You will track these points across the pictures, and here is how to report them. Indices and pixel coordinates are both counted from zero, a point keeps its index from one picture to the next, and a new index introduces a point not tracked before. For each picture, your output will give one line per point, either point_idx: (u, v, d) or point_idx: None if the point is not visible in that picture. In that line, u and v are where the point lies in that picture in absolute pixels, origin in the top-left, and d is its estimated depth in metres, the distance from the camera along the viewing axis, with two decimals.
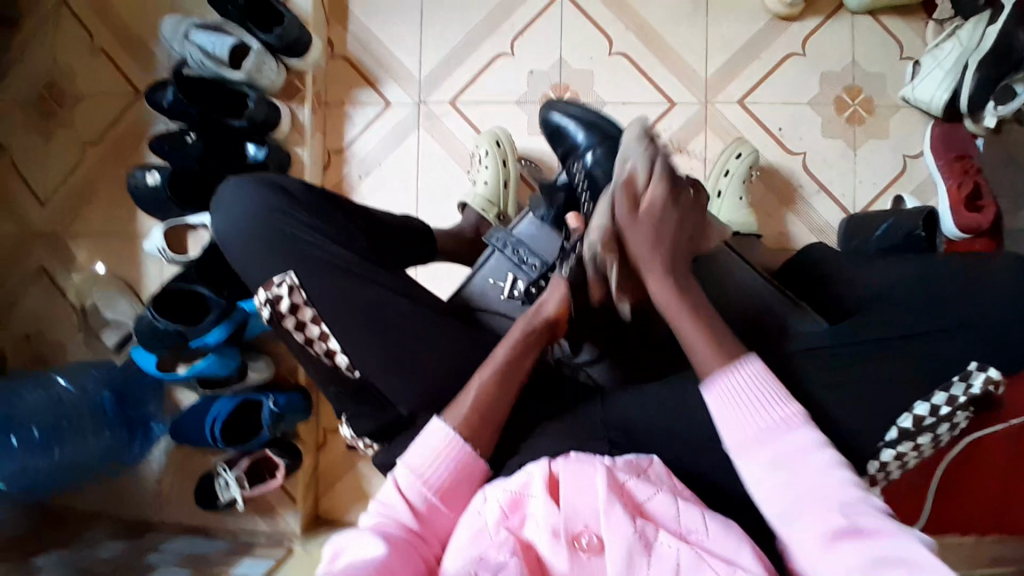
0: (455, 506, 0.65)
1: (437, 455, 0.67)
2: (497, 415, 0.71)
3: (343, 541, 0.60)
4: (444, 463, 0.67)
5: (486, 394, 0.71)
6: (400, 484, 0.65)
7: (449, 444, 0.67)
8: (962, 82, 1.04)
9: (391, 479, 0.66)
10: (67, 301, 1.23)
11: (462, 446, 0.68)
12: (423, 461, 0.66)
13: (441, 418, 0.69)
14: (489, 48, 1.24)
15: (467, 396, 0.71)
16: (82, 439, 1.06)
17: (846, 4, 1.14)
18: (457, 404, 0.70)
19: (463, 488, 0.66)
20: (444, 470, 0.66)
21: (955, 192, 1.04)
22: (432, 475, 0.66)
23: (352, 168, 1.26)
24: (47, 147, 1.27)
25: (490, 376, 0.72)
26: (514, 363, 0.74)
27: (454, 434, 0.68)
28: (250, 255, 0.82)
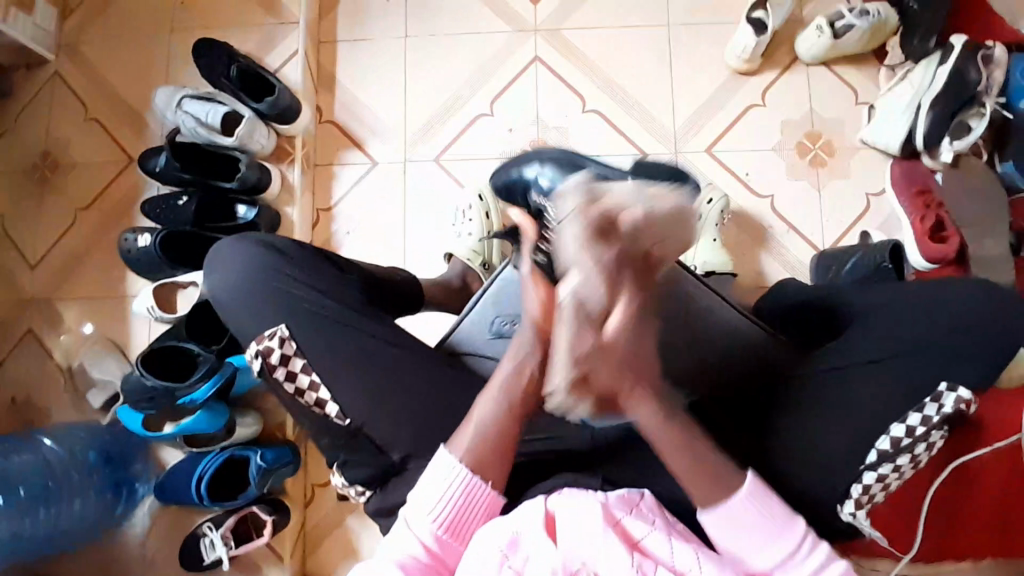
0: (462, 537, 0.69)
1: (443, 490, 0.68)
2: (508, 434, 0.71)
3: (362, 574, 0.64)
4: (450, 500, 0.68)
5: (491, 420, 0.71)
6: (411, 523, 0.68)
7: (457, 480, 0.68)
8: (917, 122, 1.12)
9: (404, 520, 0.69)
10: (53, 364, 1.23)
11: (472, 479, 0.69)
12: (432, 503, 0.68)
13: (450, 448, 0.70)
14: (470, 109, 1.31)
15: (471, 427, 0.70)
16: (67, 501, 1.10)
17: (800, 57, 1.23)
18: (462, 431, 0.71)
19: (471, 521, 0.69)
20: (450, 506, 0.68)
21: (918, 225, 1.09)
22: (440, 511, 0.68)
23: (340, 225, 1.30)
24: (40, 214, 1.30)
25: (495, 398, 0.71)
26: (516, 381, 0.72)
27: (462, 465, 0.69)
28: (239, 306, 0.84)
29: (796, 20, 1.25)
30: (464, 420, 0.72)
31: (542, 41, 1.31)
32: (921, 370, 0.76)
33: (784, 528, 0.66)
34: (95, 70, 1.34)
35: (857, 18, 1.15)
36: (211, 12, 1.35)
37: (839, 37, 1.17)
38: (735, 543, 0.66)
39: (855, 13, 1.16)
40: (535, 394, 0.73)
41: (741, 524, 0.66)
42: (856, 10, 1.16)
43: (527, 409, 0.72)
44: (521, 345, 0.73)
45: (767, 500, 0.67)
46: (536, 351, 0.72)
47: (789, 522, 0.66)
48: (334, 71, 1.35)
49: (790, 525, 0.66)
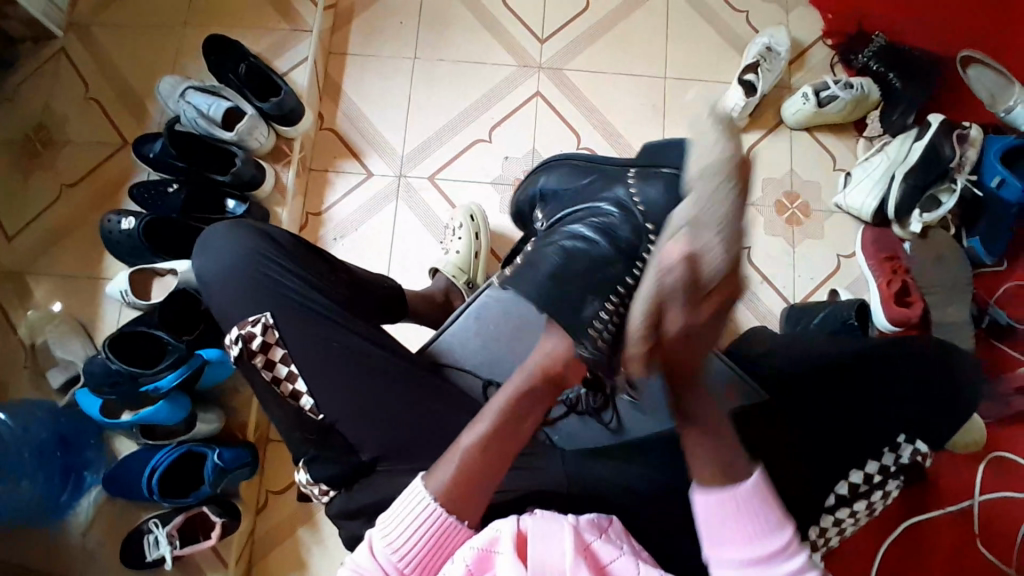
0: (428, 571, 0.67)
1: (412, 522, 0.67)
2: (492, 469, 0.69)
3: None
4: (419, 534, 0.66)
5: (473, 452, 0.69)
6: (376, 551, 0.67)
7: (430, 511, 0.67)
8: (890, 191, 1.19)
9: (369, 541, 0.68)
10: (15, 338, 1.19)
11: (445, 515, 0.67)
12: (400, 529, 0.66)
13: (423, 481, 0.68)
14: (469, 133, 1.35)
15: (454, 457, 0.69)
16: (14, 480, 1.03)
17: (786, 120, 1.30)
18: (440, 468, 0.68)
19: (439, 551, 0.67)
20: (417, 541, 0.66)
21: (884, 289, 1.15)
22: (406, 546, 0.66)
23: (328, 230, 1.31)
24: (24, 185, 1.28)
25: (481, 433, 0.70)
26: (507, 424, 0.71)
27: (434, 501, 0.67)
28: (227, 291, 0.85)
29: (785, 86, 1.33)
30: (450, 446, 0.70)
31: (545, 78, 1.37)
32: (878, 420, 0.80)
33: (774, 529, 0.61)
34: (100, 51, 1.35)
35: (842, 90, 1.23)
36: (226, 10, 1.38)
37: (823, 106, 1.25)
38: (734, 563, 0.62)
39: (840, 86, 1.24)
40: (529, 429, 0.73)
41: (729, 515, 0.62)
42: (841, 83, 1.25)
43: (512, 448, 0.71)
44: (521, 382, 0.73)
45: (766, 501, 0.62)
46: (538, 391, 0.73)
47: (780, 528, 0.61)
48: (340, 82, 1.38)
49: (777, 532, 0.62)
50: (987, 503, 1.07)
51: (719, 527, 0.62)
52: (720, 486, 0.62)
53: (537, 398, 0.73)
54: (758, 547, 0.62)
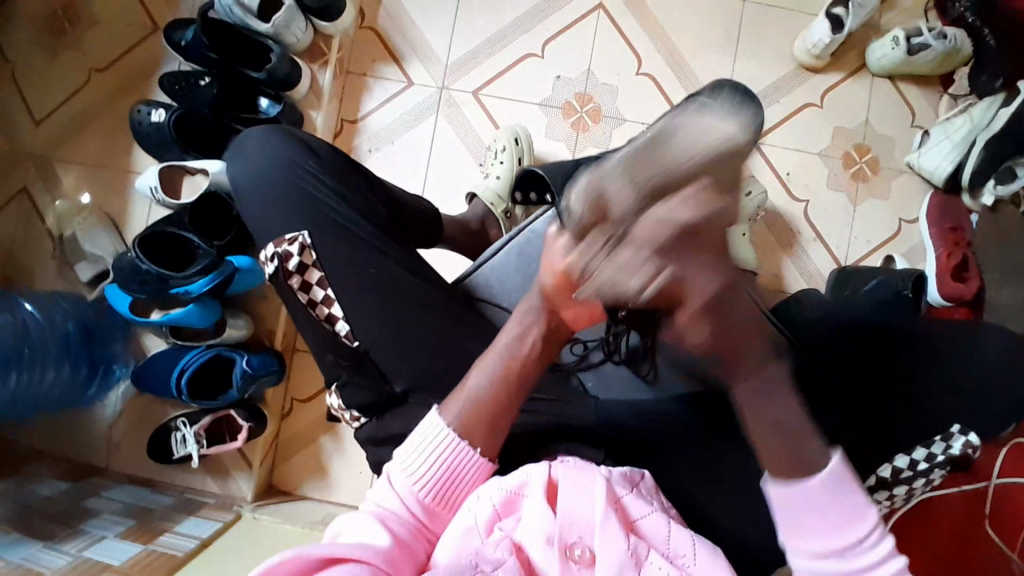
0: (450, 505, 0.66)
1: (430, 452, 0.65)
2: (507, 402, 0.67)
3: (342, 522, 0.63)
4: (438, 465, 0.65)
5: (484, 389, 0.67)
6: (395, 481, 0.65)
7: (447, 443, 0.66)
8: (968, 156, 1.10)
9: (387, 477, 0.66)
10: (45, 228, 1.18)
11: (461, 446, 0.65)
12: (417, 461, 0.65)
13: (439, 411, 0.67)
14: (520, 46, 1.24)
15: (462, 396, 0.67)
16: (41, 372, 1.02)
17: (869, 65, 1.19)
18: (456, 397, 0.67)
19: (457, 484, 0.66)
20: (436, 470, 0.65)
21: (944, 260, 1.09)
22: (426, 475, 0.65)
23: (363, 140, 1.25)
24: (49, 67, 1.22)
25: (488, 370, 0.67)
26: (513, 350, 0.68)
27: (451, 430, 0.66)
28: (264, 203, 0.81)
29: (873, 26, 1.20)
30: (458, 388, 0.68)
31: None
32: (920, 406, 0.78)
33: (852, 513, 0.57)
34: None
35: (935, 39, 1.10)
36: None
37: (912, 54, 1.13)
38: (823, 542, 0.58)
39: (933, 33, 1.11)
40: (537, 364, 0.69)
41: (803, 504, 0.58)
42: (935, 30, 1.11)
43: (525, 381, 0.68)
44: (524, 311, 0.68)
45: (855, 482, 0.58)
46: (538, 321, 0.68)
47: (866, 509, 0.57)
48: None
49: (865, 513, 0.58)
50: (1001, 487, 0.97)
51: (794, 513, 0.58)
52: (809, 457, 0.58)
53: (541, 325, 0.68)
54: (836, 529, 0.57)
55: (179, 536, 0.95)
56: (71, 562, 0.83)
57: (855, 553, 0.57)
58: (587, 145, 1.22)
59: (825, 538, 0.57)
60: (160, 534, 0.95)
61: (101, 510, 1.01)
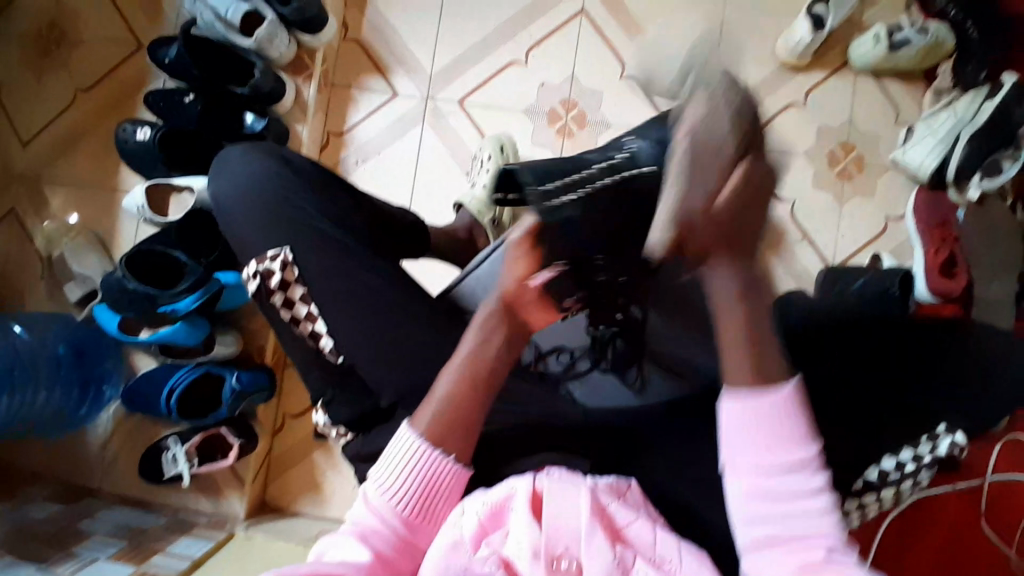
0: (432, 517, 0.66)
1: (403, 467, 0.65)
2: (478, 404, 0.68)
3: (327, 543, 0.64)
4: (413, 481, 0.65)
5: (450, 396, 0.67)
6: (373, 500, 0.65)
7: (419, 455, 0.65)
8: (953, 151, 1.10)
9: (364, 495, 0.66)
10: (34, 249, 1.19)
11: (432, 453, 0.65)
12: (393, 478, 0.65)
13: (409, 423, 0.67)
14: (504, 54, 1.25)
15: (431, 404, 0.67)
16: (33, 394, 1.04)
17: (852, 62, 1.19)
18: (425, 407, 0.67)
19: (435, 497, 0.66)
20: (411, 484, 0.65)
21: (932, 256, 1.08)
22: (403, 491, 0.65)
23: (350, 152, 1.26)
24: (37, 88, 1.22)
25: (452, 376, 0.68)
26: (478, 354, 0.68)
27: (420, 439, 0.66)
28: (246, 221, 0.81)
29: (855, 23, 1.20)
30: (426, 395, 0.69)
31: None
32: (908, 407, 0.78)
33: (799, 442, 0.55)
34: None
35: (916, 34, 1.11)
36: None
37: (895, 51, 1.13)
38: (757, 481, 0.56)
39: (914, 29, 1.11)
40: (504, 362, 0.70)
41: (752, 433, 0.55)
42: (917, 25, 1.12)
43: (491, 381, 0.69)
44: (486, 312, 0.71)
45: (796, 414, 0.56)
46: (500, 318, 0.70)
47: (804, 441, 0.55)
48: None
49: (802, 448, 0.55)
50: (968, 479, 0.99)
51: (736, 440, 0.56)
52: (747, 390, 0.56)
53: (503, 320, 0.70)
54: (775, 459, 0.55)
55: (173, 556, 0.96)
56: None
57: (793, 490, 0.55)
58: (572, 151, 1.22)
59: (762, 475, 0.55)
60: (152, 554, 0.95)
61: (94, 531, 1.01)
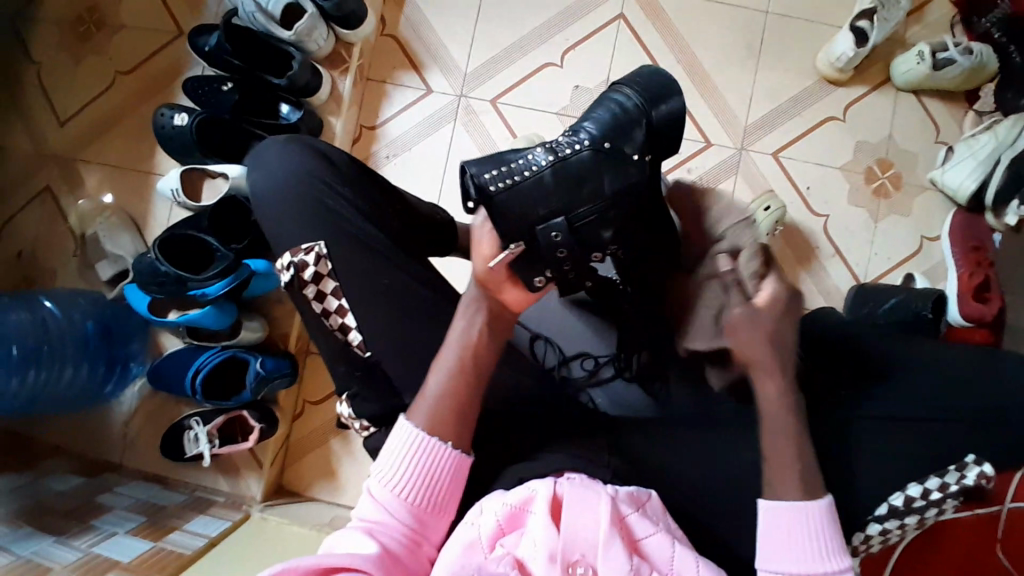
0: (438, 508, 0.66)
1: (401, 458, 0.66)
2: (472, 395, 0.68)
3: (336, 538, 0.65)
4: (415, 472, 0.65)
5: (443, 388, 0.67)
6: (378, 495, 0.66)
7: (414, 445, 0.66)
8: (992, 176, 1.07)
9: (369, 491, 0.66)
10: (68, 227, 1.21)
11: (428, 440, 0.66)
12: (394, 471, 0.66)
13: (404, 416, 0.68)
14: (539, 56, 1.25)
15: (426, 398, 0.67)
16: (59, 370, 1.05)
17: (893, 79, 1.17)
18: (421, 400, 0.67)
19: (439, 487, 0.66)
20: (411, 476, 0.65)
21: (965, 279, 1.05)
22: (404, 483, 0.65)
23: (381, 147, 1.26)
24: (76, 71, 1.24)
25: (440, 369, 0.68)
26: (466, 342, 0.68)
27: (415, 433, 0.66)
28: (280, 210, 0.82)
29: (897, 39, 1.18)
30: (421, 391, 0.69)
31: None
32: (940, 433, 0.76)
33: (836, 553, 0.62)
34: None
35: (961, 55, 1.09)
36: None
37: (938, 70, 1.11)
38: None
39: (959, 49, 1.09)
40: (491, 348, 0.69)
41: (786, 538, 0.63)
42: (961, 45, 1.10)
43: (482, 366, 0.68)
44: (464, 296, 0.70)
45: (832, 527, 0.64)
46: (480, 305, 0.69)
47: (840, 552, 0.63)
48: None
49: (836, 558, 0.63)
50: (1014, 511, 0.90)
51: (767, 547, 0.64)
52: (791, 495, 0.64)
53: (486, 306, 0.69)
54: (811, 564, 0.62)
55: (189, 534, 0.96)
56: (80, 558, 0.85)
57: None
58: None
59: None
60: (170, 531, 0.97)
61: (114, 506, 1.03)
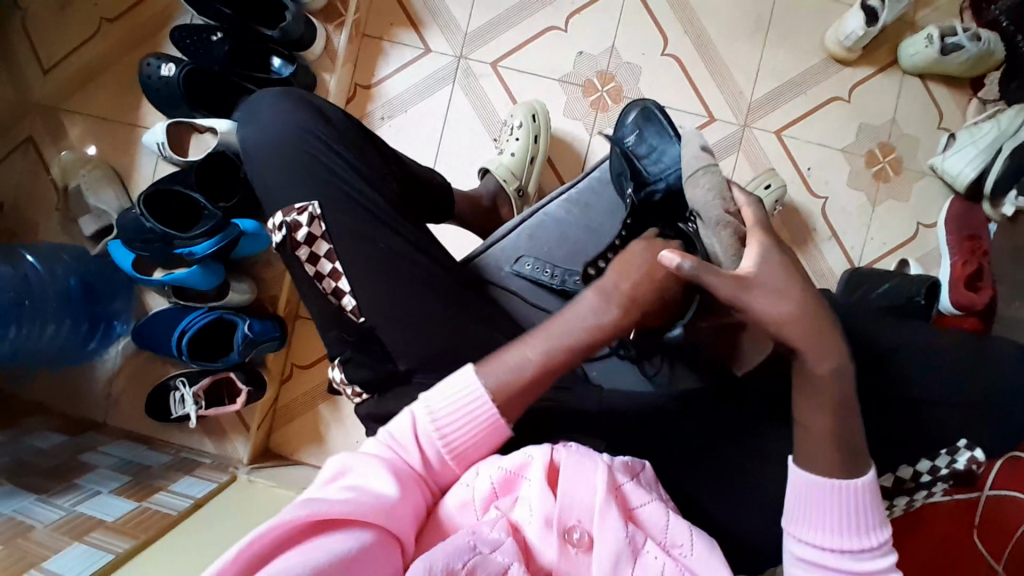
0: (465, 464, 0.63)
1: (463, 412, 0.62)
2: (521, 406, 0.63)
3: (352, 459, 0.59)
4: (470, 424, 0.62)
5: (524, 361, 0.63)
6: (419, 426, 0.62)
7: (481, 409, 0.62)
8: (992, 165, 1.06)
9: (411, 416, 0.63)
10: (49, 179, 1.16)
11: (494, 415, 0.62)
12: (450, 415, 0.62)
13: (477, 369, 0.63)
14: (542, 19, 1.20)
15: (506, 369, 0.63)
16: (41, 326, 1.02)
17: (900, 61, 1.15)
18: (499, 362, 0.64)
19: (480, 448, 0.63)
20: (466, 430, 0.62)
21: (958, 268, 1.06)
22: (454, 432, 0.62)
23: (376, 107, 1.22)
24: (59, 16, 1.18)
25: (541, 346, 0.64)
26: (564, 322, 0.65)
27: (487, 398, 0.62)
28: (273, 169, 0.79)
29: (907, 21, 1.16)
30: (497, 352, 0.65)
31: None
32: (929, 419, 0.77)
33: (873, 534, 0.60)
34: None
35: (970, 41, 1.06)
36: None
37: (945, 55, 1.09)
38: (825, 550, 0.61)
39: (968, 34, 1.07)
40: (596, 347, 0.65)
41: (825, 507, 0.61)
42: (970, 31, 1.07)
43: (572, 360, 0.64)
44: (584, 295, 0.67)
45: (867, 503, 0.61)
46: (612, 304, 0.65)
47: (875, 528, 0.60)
48: None
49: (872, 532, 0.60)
50: (994, 499, 0.92)
51: (802, 510, 0.62)
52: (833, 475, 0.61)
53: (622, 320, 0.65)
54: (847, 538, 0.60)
55: (175, 494, 0.96)
56: (65, 518, 0.84)
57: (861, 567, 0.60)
58: (605, 127, 1.18)
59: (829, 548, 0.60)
60: (155, 491, 0.96)
61: (99, 465, 1.02)
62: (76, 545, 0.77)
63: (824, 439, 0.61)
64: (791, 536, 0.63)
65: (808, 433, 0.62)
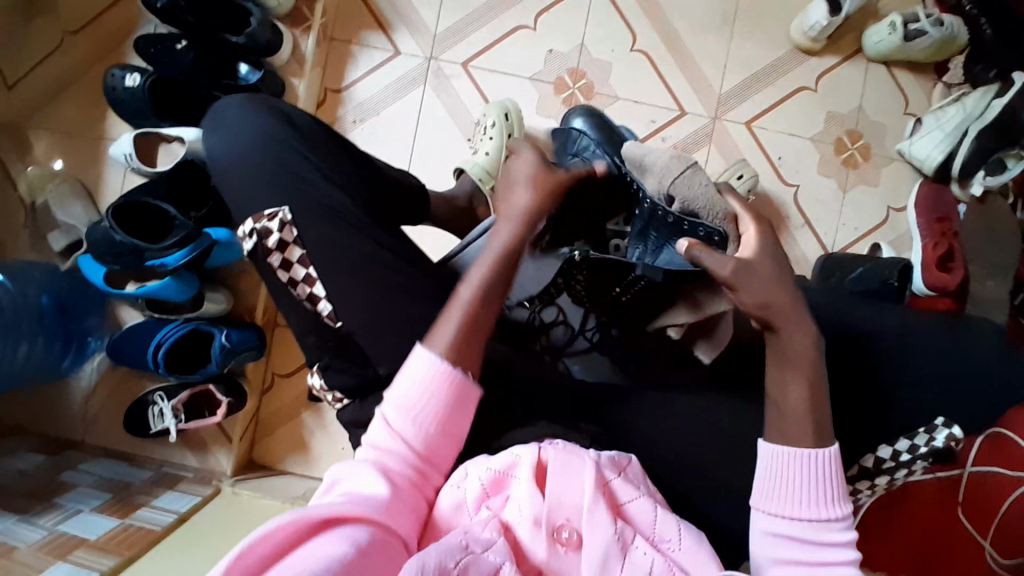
0: (452, 436, 0.64)
1: (420, 387, 0.64)
2: (475, 357, 0.65)
3: (343, 472, 0.61)
4: (434, 398, 0.63)
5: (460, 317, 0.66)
6: (391, 419, 0.64)
7: (434, 375, 0.63)
8: (959, 147, 1.08)
9: (382, 416, 0.64)
10: (16, 195, 1.14)
11: (449, 375, 0.64)
12: (411, 396, 0.63)
13: (423, 345, 0.65)
14: (511, 18, 1.20)
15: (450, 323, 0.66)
16: (15, 346, 1.00)
17: (865, 49, 1.17)
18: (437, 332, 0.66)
19: (455, 415, 0.64)
20: (432, 403, 0.63)
21: (930, 250, 1.07)
22: (422, 411, 0.63)
23: (348, 111, 1.21)
24: (20, 28, 1.16)
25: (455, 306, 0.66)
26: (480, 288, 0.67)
27: (437, 359, 0.64)
28: (242, 175, 0.77)
29: (871, 8, 1.17)
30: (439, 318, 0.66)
31: None
32: (906, 399, 0.78)
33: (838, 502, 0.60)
34: None
35: (931, 26, 1.08)
36: None
37: (909, 41, 1.11)
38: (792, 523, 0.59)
39: (931, 20, 1.09)
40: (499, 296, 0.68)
41: (791, 475, 0.60)
42: (932, 17, 1.09)
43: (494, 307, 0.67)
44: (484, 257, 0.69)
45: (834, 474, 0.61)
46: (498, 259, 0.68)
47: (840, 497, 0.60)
48: None
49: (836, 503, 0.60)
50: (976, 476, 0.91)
51: (769, 483, 0.61)
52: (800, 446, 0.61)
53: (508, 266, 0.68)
54: (813, 510, 0.59)
55: (158, 510, 0.94)
56: (46, 537, 0.83)
57: (828, 542, 0.59)
58: None
59: (796, 520, 0.59)
60: (137, 508, 0.94)
61: (79, 483, 1.00)
62: (59, 565, 0.76)
63: (802, 424, 0.62)
64: (759, 512, 0.61)
65: (788, 418, 0.63)
